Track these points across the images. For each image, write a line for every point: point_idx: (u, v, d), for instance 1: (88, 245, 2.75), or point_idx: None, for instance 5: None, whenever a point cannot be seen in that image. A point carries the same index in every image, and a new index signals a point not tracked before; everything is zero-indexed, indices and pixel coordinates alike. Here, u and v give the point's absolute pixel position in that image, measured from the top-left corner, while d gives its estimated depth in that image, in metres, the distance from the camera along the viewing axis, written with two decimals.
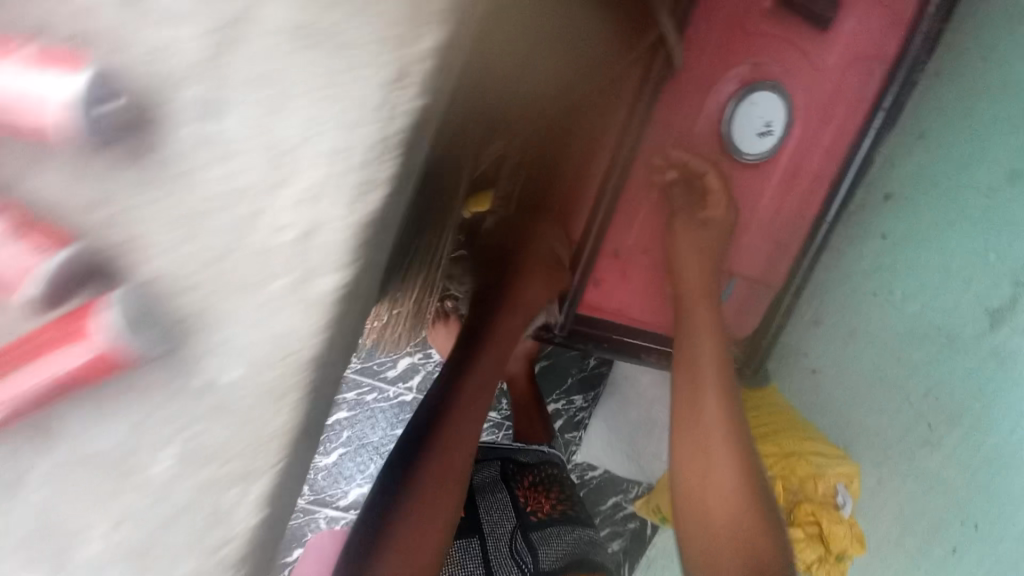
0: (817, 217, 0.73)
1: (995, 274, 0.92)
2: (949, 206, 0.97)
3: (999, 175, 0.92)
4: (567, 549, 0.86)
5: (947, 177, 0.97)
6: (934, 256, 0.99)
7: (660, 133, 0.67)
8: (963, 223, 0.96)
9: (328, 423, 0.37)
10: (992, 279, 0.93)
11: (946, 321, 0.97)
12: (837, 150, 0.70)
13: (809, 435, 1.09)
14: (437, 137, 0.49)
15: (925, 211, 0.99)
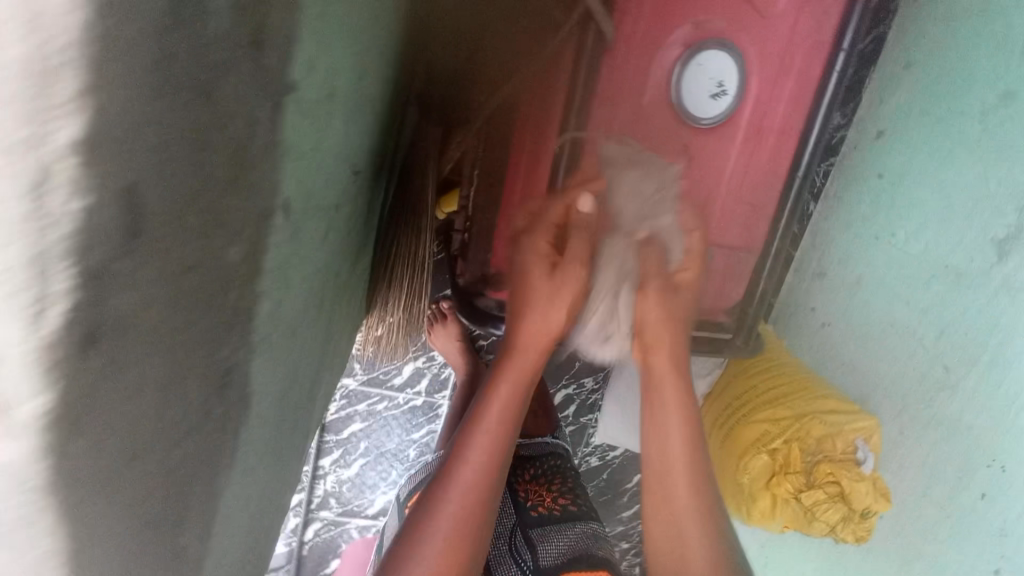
0: (790, 172, 0.69)
1: (998, 202, 0.85)
2: (942, 138, 0.90)
3: (993, 97, 0.83)
4: (569, 542, 0.84)
5: (937, 106, 0.90)
6: (932, 191, 0.92)
7: (605, 107, 0.61)
8: (962, 152, 0.88)
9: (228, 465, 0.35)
10: (996, 207, 0.85)
11: (955, 258, 0.91)
12: (803, 99, 0.66)
13: (821, 394, 1.05)
14: (352, 152, 0.47)
15: (919, 144, 0.93)
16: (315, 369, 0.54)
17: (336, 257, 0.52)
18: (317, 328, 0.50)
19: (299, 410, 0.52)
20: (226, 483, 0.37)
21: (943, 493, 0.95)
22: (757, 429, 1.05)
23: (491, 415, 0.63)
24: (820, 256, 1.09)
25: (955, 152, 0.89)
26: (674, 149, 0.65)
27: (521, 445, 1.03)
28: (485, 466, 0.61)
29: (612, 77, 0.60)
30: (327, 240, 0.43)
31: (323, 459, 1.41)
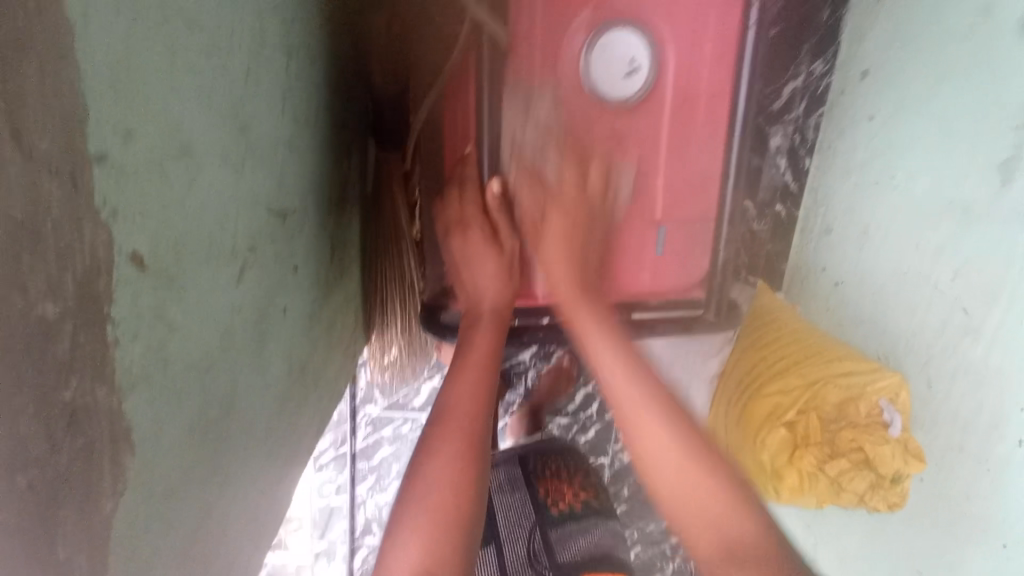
0: (729, 135, 0.67)
1: (995, 123, 0.80)
2: (925, 67, 0.92)
3: (972, 15, 0.83)
4: (586, 545, 0.86)
5: (916, 36, 0.93)
6: (930, 124, 0.91)
7: (523, 106, 0.63)
8: (949, 78, 0.88)
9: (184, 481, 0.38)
10: (995, 131, 0.80)
11: (959, 192, 0.86)
12: (725, 57, 0.64)
13: (838, 357, 1.00)
14: (274, 196, 0.51)
15: (908, 78, 0.95)
16: (281, 402, 0.57)
17: (280, 293, 0.55)
18: (271, 365, 0.53)
19: (274, 442, 0.56)
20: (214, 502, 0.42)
21: (979, 446, 0.83)
22: (770, 402, 1.03)
23: (462, 384, 0.60)
24: (824, 213, 1.18)
25: (946, 80, 0.88)
26: (598, 133, 0.65)
27: (543, 443, 1.05)
28: (462, 441, 0.56)
29: (520, 80, 0.62)
30: (247, 280, 0.45)
31: (359, 486, 1.46)
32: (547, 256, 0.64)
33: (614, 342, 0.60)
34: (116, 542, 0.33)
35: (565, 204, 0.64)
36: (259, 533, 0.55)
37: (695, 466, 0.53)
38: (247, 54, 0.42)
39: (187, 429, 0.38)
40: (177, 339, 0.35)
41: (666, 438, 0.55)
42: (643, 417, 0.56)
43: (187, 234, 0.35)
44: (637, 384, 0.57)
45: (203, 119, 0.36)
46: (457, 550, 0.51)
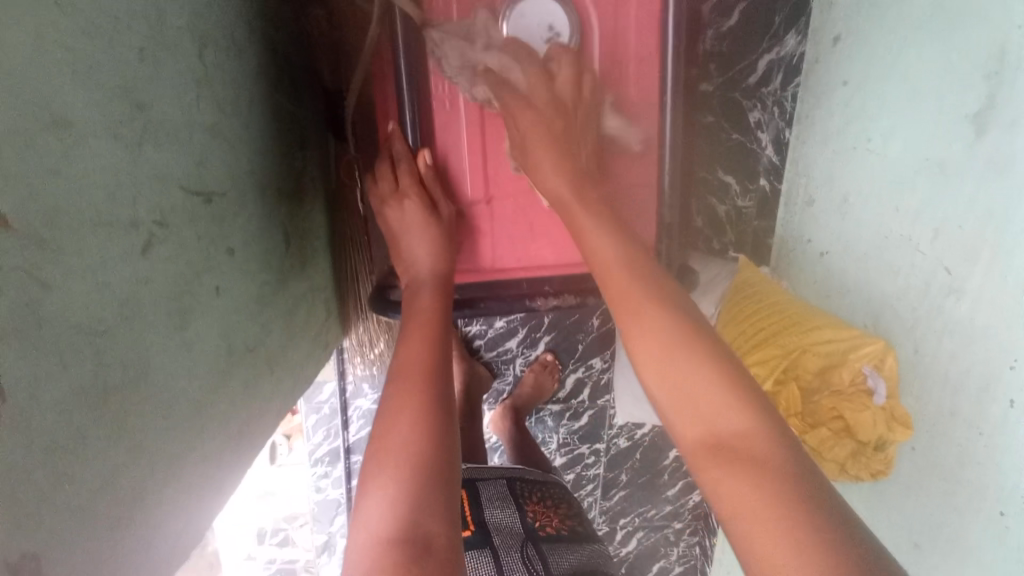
0: (661, 95, 0.66)
1: (966, 68, 0.74)
2: (892, 22, 0.88)
3: None
4: (576, 561, 0.89)
5: None
6: (900, 82, 0.87)
7: (447, 79, 0.63)
8: (915, 32, 0.84)
9: (91, 446, 0.41)
10: (967, 79, 0.74)
11: (932, 148, 0.81)
12: (650, 17, 0.63)
13: (816, 326, 0.96)
14: (193, 177, 0.52)
15: (876, 35, 0.92)
16: (218, 380, 0.59)
17: (210, 273, 0.56)
18: (200, 343, 0.55)
19: (208, 417, 0.57)
20: (123, 472, 0.45)
21: (971, 409, 0.77)
22: (749, 373, 1.01)
23: (414, 341, 0.59)
24: (807, 181, 1.15)
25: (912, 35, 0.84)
26: (527, 102, 0.65)
27: (527, 471, 1.07)
28: (420, 397, 0.55)
29: (438, 53, 0.62)
30: (158, 256, 0.47)
31: (355, 480, 1.46)
32: (536, 166, 0.62)
33: (619, 247, 0.58)
34: (3, 489, 0.35)
35: (538, 115, 0.63)
36: (195, 504, 0.57)
37: (698, 367, 0.50)
38: (142, 36, 0.45)
39: (78, 390, 0.40)
40: (56, 301, 0.37)
41: (666, 339, 0.52)
42: (641, 311, 0.54)
43: (68, 202, 0.38)
44: (638, 284, 0.56)
45: (82, 94, 0.39)
46: (441, 497, 0.49)
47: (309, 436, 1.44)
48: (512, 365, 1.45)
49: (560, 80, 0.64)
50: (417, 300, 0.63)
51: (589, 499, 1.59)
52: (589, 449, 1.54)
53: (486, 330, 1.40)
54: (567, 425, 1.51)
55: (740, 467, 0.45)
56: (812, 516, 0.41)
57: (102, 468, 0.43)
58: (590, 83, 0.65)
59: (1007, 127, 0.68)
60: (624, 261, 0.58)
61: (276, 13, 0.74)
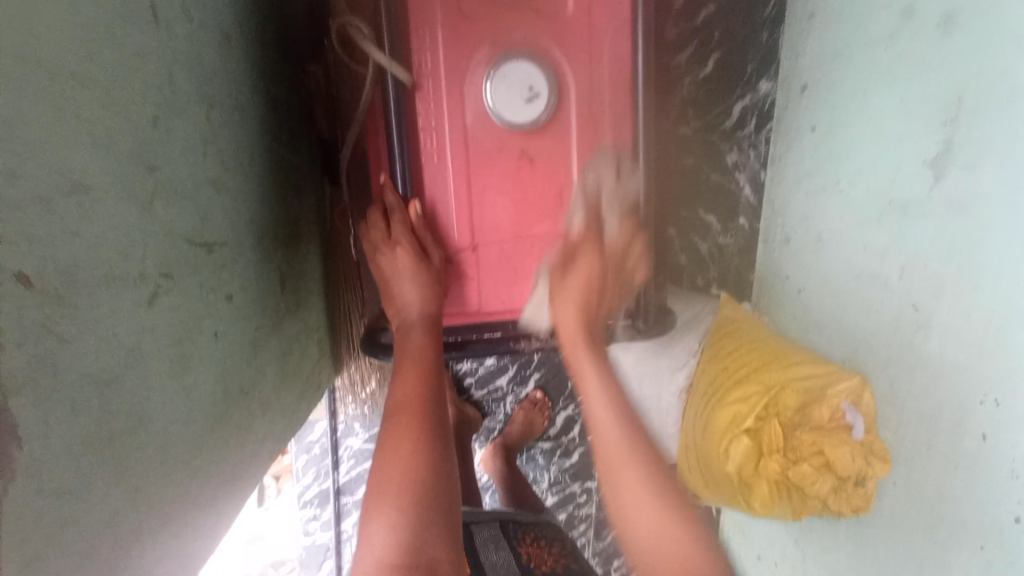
0: (635, 148, 0.71)
1: (925, 117, 0.80)
2: (850, 76, 0.96)
3: (896, 18, 0.85)
4: None
5: (841, 48, 0.98)
6: (863, 131, 0.93)
7: (436, 135, 0.68)
8: (873, 85, 0.91)
9: (94, 490, 0.43)
10: (927, 128, 0.80)
11: (896, 190, 0.87)
12: (621, 78, 0.70)
13: (795, 361, 1.00)
14: (196, 228, 0.56)
15: (837, 87, 1.00)
16: (212, 424, 0.61)
17: (209, 318, 0.59)
18: (196, 387, 0.57)
19: (201, 459, 0.58)
20: (121, 516, 0.46)
21: (946, 443, 0.80)
22: (730, 411, 1.02)
23: (409, 376, 0.62)
24: (782, 222, 1.20)
25: (872, 88, 0.91)
26: (510, 156, 0.70)
27: (519, 513, 1.08)
28: (417, 431, 0.57)
29: (428, 112, 0.68)
30: (162, 305, 0.50)
31: (344, 523, 1.46)
32: (568, 291, 0.70)
33: (609, 400, 0.71)
34: (17, 528, 0.36)
35: (595, 257, 0.70)
36: (186, 548, 0.58)
37: (669, 523, 0.63)
38: (154, 104, 0.49)
39: (85, 438, 0.42)
40: (71, 351, 0.40)
41: (645, 491, 0.66)
42: (622, 464, 0.67)
43: (83, 257, 0.41)
44: (618, 431, 0.69)
45: (101, 160, 0.42)
46: (442, 525, 0.51)
47: (297, 477, 1.44)
48: (503, 402, 1.47)
49: (625, 239, 0.72)
50: (409, 342, 0.66)
51: (582, 539, 1.58)
52: (581, 487, 1.54)
53: (477, 367, 1.43)
54: (558, 463, 1.52)
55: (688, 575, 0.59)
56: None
57: (101, 513, 0.44)
58: (638, 250, 0.73)
59: (965, 169, 0.74)
60: (613, 417, 0.70)
61: (276, 71, 0.79)
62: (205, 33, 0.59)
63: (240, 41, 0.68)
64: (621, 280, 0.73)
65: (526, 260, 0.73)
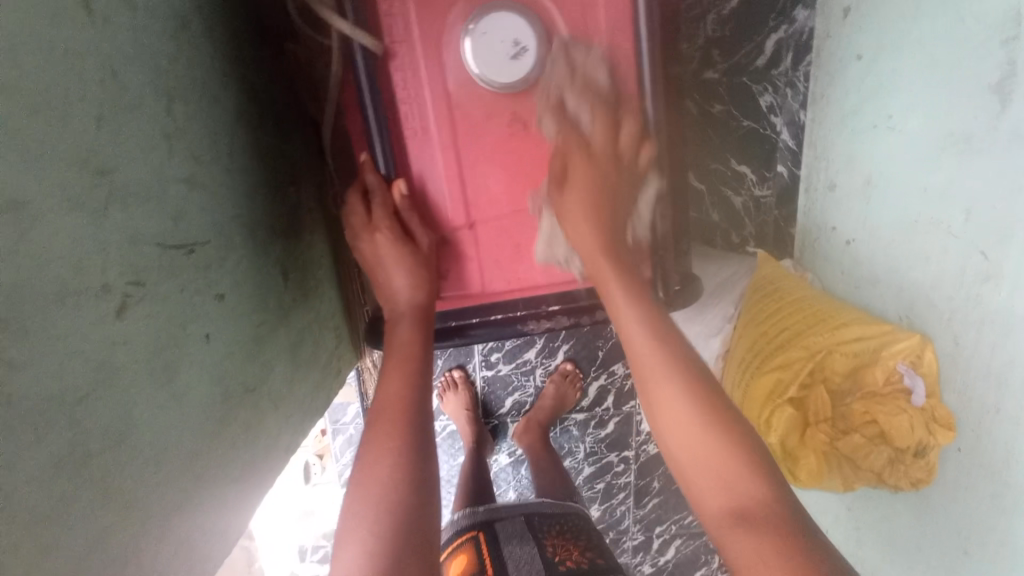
0: (642, 101, 0.63)
1: (982, 35, 0.68)
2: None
3: None
4: None
5: None
6: (916, 55, 0.80)
7: (416, 105, 0.62)
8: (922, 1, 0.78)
9: (79, 518, 0.42)
10: (981, 49, 0.68)
11: (955, 121, 0.74)
12: (620, 22, 0.61)
13: (843, 322, 0.91)
14: (169, 230, 0.54)
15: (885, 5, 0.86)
16: (216, 427, 0.60)
17: (198, 322, 0.58)
18: (189, 394, 0.55)
19: (205, 462, 0.58)
20: (117, 534, 0.45)
21: (1016, 406, 0.70)
22: (769, 379, 0.94)
23: (394, 375, 0.60)
24: (826, 165, 1.08)
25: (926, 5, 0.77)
26: (502, 122, 0.63)
27: (546, 506, 1.11)
28: (397, 445, 0.55)
29: (405, 81, 0.61)
30: (134, 315, 0.48)
31: None
32: (574, 215, 0.62)
33: (643, 315, 0.60)
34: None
35: (586, 163, 0.63)
36: (205, 545, 0.58)
37: (728, 467, 0.52)
38: (97, 103, 0.46)
39: (53, 462, 0.40)
40: (26, 375, 0.38)
41: (692, 422, 0.55)
42: (659, 374, 0.57)
43: (26, 280, 0.38)
44: (658, 347, 0.59)
45: (36, 173, 0.39)
46: (415, 543, 0.51)
47: (337, 456, 1.49)
48: (532, 376, 1.43)
49: (620, 135, 0.64)
50: (395, 334, 0.63)
51: (622, 508, 1.55)
52: (618, 457, 1.51)
53: (503, 342, 1.41)
54: (593, 434, 1.48)
55: (759, 539, 0.46)
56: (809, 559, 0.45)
57: (87, 532, 0.43)
58: (635, 137, 0.64)
59: None
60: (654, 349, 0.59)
61: (249, 53, 0.74)
62: (154, 19, 0.54)
63: (201, 24, 0.63)
64: (630, 181, 0.64)
65: (529, 236, 0.67)
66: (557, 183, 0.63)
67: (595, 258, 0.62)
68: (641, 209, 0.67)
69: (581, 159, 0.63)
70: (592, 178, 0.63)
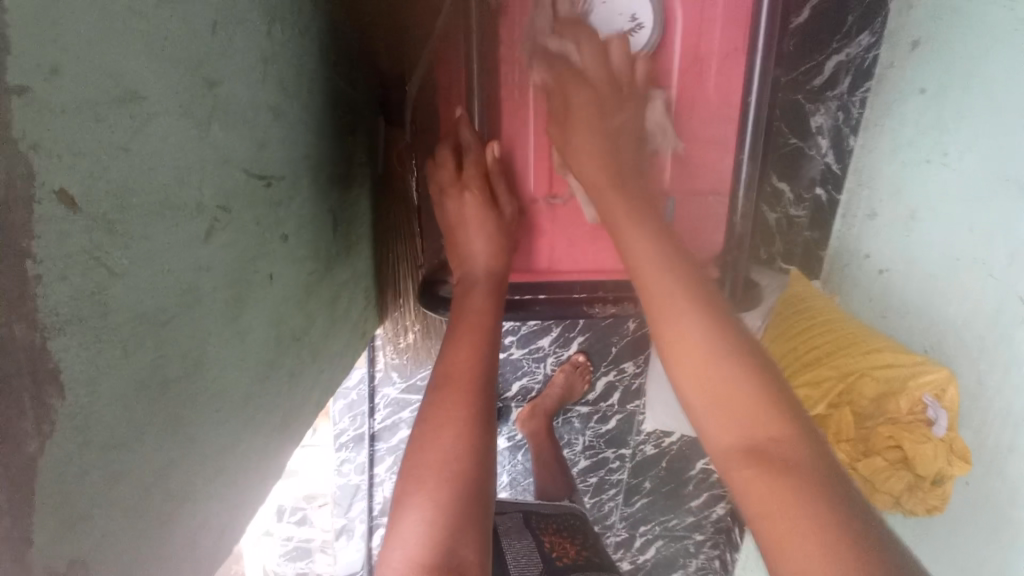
0: (745, 96, 0.62)
1: None
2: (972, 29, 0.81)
3: None
4: None
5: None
6: (982, 96, 0.80)
7: (519, 67, 0.60)
8: (997, 42, 0.76)
9: (157, 449, 0.39)
10: None
11: (1010, 165, 0.74)
12: (740, 10, 0.59)
13: (877, 347, 0.90)
14: (255, 158, 0.50)
15: (957, 42, 0.85)
16: (267, 370, 0.58)
17: (266, 259, 0.55)
18: (252, 332, 0.53)
19: (256, 405, 0.55)
20: (181, 475, 0.42)
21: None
22: (797, 396, 0.94)
23: (462, 345, 0.59)
24: (869, 193, 1.08)
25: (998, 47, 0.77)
26: (601, 95, 0.61)
27: (543, 504, 1.11)
28: (462, 419, 0.54)
29: (511, 37, 0.59)
30: (219, 240, 0.45)
31: (377, 467, 1.45)
32: (593, 182, 0.59)
33: (665, 267, 0.55)
34: (45, 498, 0.30)
35: (589, 96, 0.60)
36: (249, 490, 0.56)
37: (740, 392, 0.49)
38: (212, 6, 0.42)
39: (137, 386, 0.36)
40: (123, 286, 0.34)
41: (703, 352, 0.51)
42: (669, 303, 0.54)
43: (135, 183, 0.34)
44: (669, 275, 0.55)
45: (155, 68, 0.36)
46: (474, 523, 0.50)
47: (333, 420, 1.43)
48: (543, 363, 1.42)
49: (613, 57, 0.60)
50: (469, 302, 0.62)
51: (610, 504, 1.56)
52: (614, 454, 1.50)
53: (519, 326, 1.38)
54: (593, 428, 1.48)
55: (771, 470, 0.44)
56: (844, 517, 0.41)
57: (157, 465, 0.39)
58: (643, 65, 0.60)
59: None
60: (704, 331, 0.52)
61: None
62: None
63: None
64: (635, 102, 0.61)
65: None
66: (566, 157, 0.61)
67: (600, 190, 0.59)
68: (652, 123, 0.63)
69: (582, 82, 0.60)
70: (593, 106, 0.60)
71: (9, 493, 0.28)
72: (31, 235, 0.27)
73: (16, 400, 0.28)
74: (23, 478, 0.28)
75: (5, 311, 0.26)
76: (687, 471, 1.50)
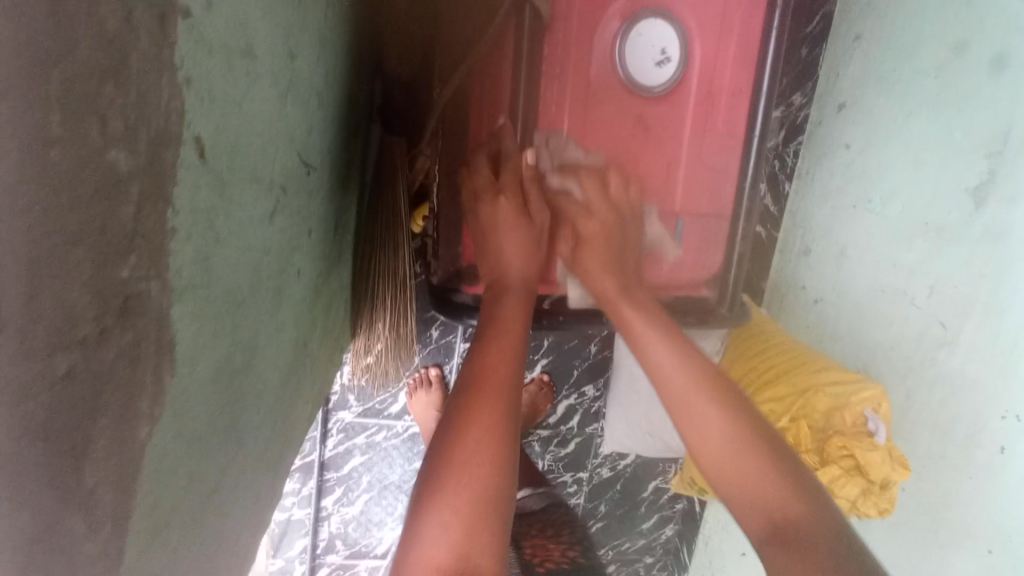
0: (748, 132, 0.69)
1: (973, 138, 0.67)
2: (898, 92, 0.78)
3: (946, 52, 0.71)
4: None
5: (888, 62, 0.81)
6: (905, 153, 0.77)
7: (556, 85, 0.65)
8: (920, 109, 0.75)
9: (217, 442, 0.36)
10: (968, 153, 0.67)
11: (934, 210, 0.72)
12: (748, 57, 0.67)
13: (823, 365, 0.85)
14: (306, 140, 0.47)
15: (881, 101, 0.82)
16: (286, 375, 0.52)
17: (297, 254, 0.51)
18: (284, 330, 0.48)
19: (277, 407, 0.49)
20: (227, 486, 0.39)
21: (962, 453, 0.68)
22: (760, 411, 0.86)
23: (497, 346, 0.57)
24: (802, 233, 0.98)
25: (919, 110, 0.75)
26: (629, 119, 0.67)
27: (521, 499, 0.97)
28: (494, 422, 0.51)
29: (554, 57, 0.65)
30: (279, 222, 0.42)
31: (325, 500, 1.25)
32: (588, 267, 0.66)
33: (676, 354, 0.61)
34: (146, 492, 0.29)
35: (595, 221, 0.66)
36: (263, 502, 0.49)
37: (766, 481, 0.53)
38: None
39: (217, 368, 0.34)
40: (221, 254, 0.32)
41: (728, 445, 0.55)
42: (694, 399, 0.58)
43: (244, 141, 0.33)
44: (693, 378, 0.59)
45: (265, 27, 0.34)
46: (501, 524, 0.47)
47: None
48: None
49: (610, 184, 0.67)
50: (502, 304, 0.61)
51: None
52: (571, 478, 1.33)
53: None
54: (552, 453, 1.29)
55: (804, 555, 0.47)
56: None
57: (215, 467, 0.37)
58: (617, 182, 0.67)
59: (1010, 199, 0.62)
60: (732, 427, 0.56)
61: None
62: None
63: None
64: (632, 207, 0.68)
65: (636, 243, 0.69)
66: (575, 246, 0.67)
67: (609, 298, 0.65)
68: (651, 233, 0.71)
69: (597, 182, 0.66)
70: (603, 233, 0.66)
71: (114, 490, 0.27)
72: (175, 177, 0.26)
73: (138, 373, 0.27)
74: (130, 471, 0.28)
75: (145, 264, 0.26)
76: (642, 492, 1.35)
